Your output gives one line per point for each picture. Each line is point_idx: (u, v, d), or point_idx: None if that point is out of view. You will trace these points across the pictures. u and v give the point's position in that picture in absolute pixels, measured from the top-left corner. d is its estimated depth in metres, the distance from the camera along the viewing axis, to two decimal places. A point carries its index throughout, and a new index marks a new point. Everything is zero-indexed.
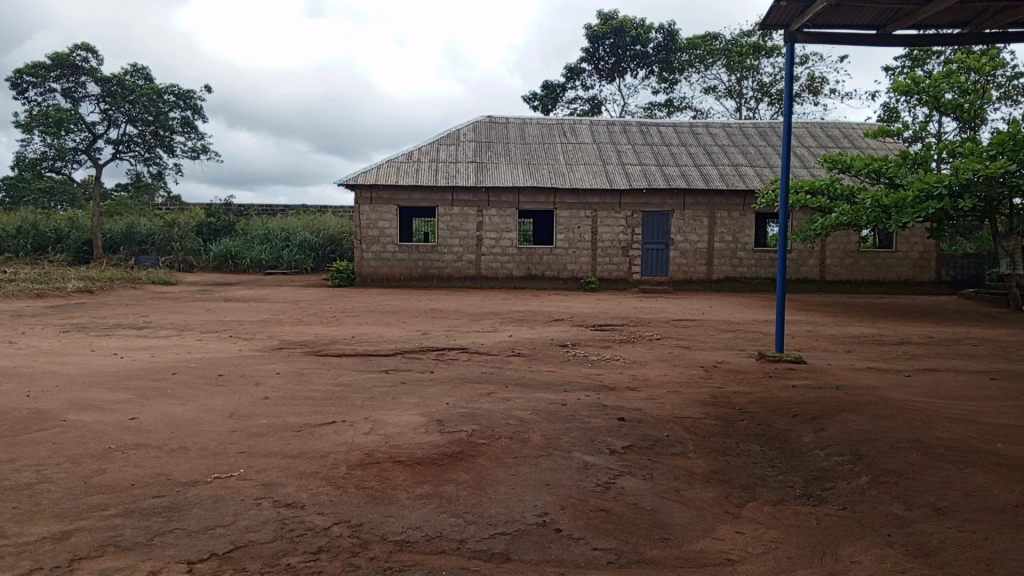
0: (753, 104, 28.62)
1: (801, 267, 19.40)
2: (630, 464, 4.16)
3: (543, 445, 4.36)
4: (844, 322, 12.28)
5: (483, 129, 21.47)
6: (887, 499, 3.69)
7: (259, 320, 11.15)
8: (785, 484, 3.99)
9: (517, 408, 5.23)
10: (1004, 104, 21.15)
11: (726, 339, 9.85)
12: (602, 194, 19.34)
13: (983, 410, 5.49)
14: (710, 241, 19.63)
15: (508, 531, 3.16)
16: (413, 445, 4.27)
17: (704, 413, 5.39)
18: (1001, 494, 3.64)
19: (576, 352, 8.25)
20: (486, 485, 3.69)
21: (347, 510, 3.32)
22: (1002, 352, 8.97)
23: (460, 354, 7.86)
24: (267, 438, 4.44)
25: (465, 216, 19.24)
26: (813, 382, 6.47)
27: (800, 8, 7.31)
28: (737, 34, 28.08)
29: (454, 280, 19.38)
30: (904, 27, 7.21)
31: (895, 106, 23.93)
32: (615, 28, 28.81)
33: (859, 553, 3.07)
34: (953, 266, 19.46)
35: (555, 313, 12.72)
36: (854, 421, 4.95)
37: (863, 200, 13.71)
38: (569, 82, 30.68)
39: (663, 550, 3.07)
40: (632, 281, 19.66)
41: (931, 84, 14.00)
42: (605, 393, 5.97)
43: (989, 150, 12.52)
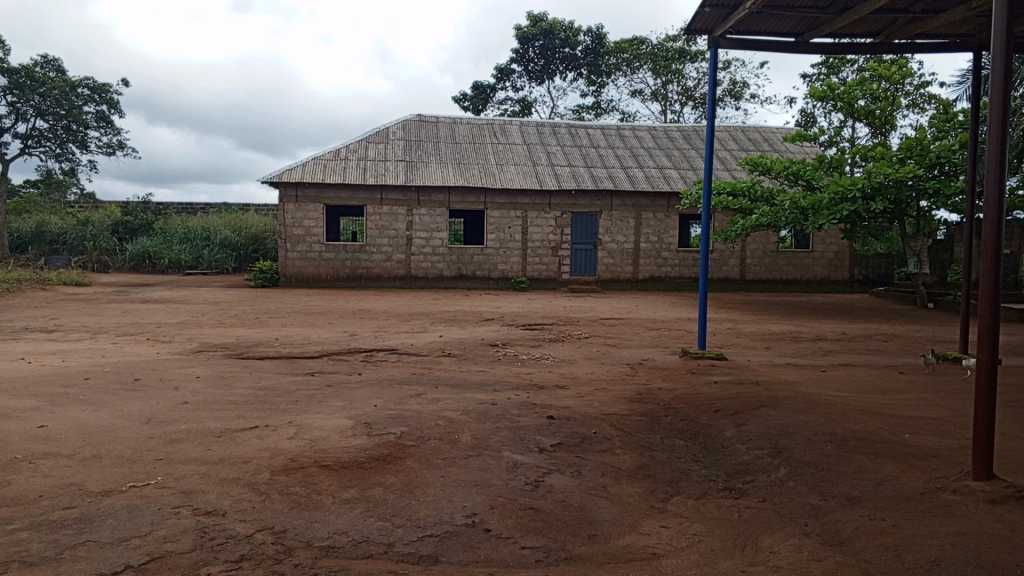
0: (678, 108, 29.26)
1: (722, 266, 19.97)
2: (559, 461, 4.19)
3: (472, 445, 4.36)
4: (764, 319, 12.69)
5: (412, 128, 21.30)
6: (803, 490, 3.83)
7: (179, 322, 10.80)
8: (707, 477, 4.11)
9: (446, 408, 5.22)
10: (912, 111, 22.23)
11: (651, 336, 10.05)
12: (532, 194, 19.46)
13: (892, 402, 5.77)
14: (637, 242, 19.99)
15: (437, 533, 3.14)
16: (339, 448, 4.20)
17: (630, 409, 5.49)
18: (910, 483, 3.81)
19: (506, 351, 8.28)
20: (414, 487, 3.67)
21: (270, 516, 3.25)
22: (910, 348, 9.43)
23: (388, 355, 7.79)
24: (186, 444, 4.29)
25: (394, 215, 19.04)
26: (734, 378, 6.67)
27: (723, 15, 7.49)
28: (663, 38, 28.65)
29: (384, 280, 19.18)
30: (822, 35, 7.50)
31: (812, 111, 24.85)
32: (544, 30, 29.03)
33: (778, 543, 3.17)
34: (865, 266, 20.34)
35: (484, 312, 12.72)
36: (773, 416, 5.12)
37: (782, 202, 14.19)
38: (499, 82, 30.72)
39: (590, 546, 3.11)
40: (561, 281, 19.89)
41: (845, 91, 14.63)
42: (534, 392, 6.00)
43: (899, 155, 13.15)
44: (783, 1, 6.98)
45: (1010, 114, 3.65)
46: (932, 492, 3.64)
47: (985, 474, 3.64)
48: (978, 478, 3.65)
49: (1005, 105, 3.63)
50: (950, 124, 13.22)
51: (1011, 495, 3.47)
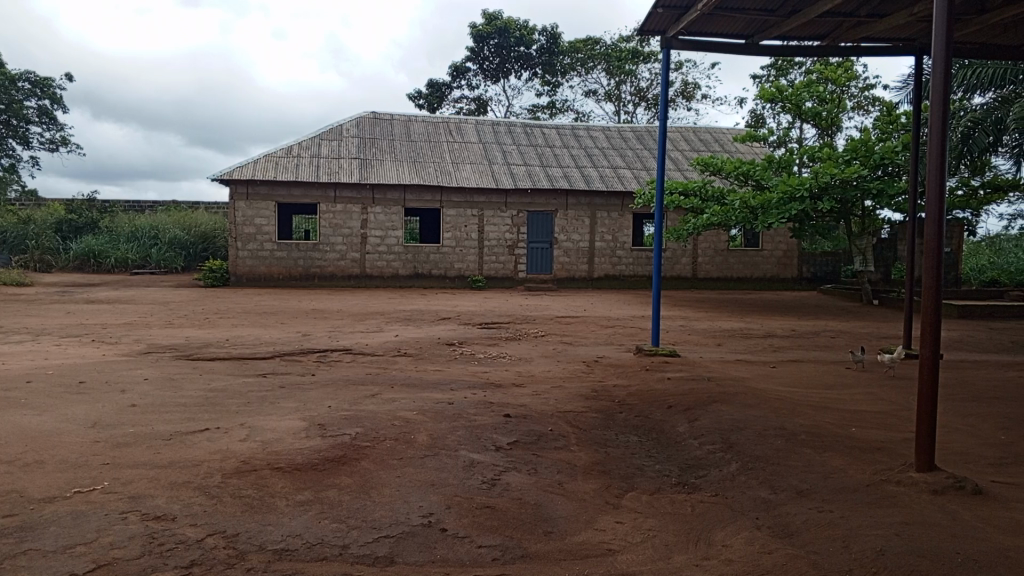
0: (631, 109, 29.56)
1: (675, 264, 20.24)
2: (515, 459, 4.20)
3: (428, 445, 4.35)
4: (716, 317, 12.89)
5: (366, 125, 21.08)
6: (754, 484, 3.91)
7: (125, 323, 10.52)
8: (661, 473, 4.16)
9: (402, 408, 5.19)
10: (857, 113, 22.82)
11: (606, 334, 10.14)
12: (488, 193, 19.44)
13: (839, 397, 5.92)
14: (592, 240, 20.14)
15: (393, 534, 3.13)
16: (293, 450, 4.15)
17: (586, 406, 5.53)
18: (856, 475, 3.92)
19: (462, 350, 8.26)
20: (370, 487, 3.64)
21: (222, 520, 3.19)
22: (856, 343, 9.70)
23: (343, 355, 7.71)
24: (134, 448, 4.19)
25: (348, 213, 18.85)
26: (687, 374, 6.77)
27: (675, 16, 7.58)
28: (617, 39, 28.91)
29: (338, 280, 18.98)
30: (770, 38, 7.66)
31: (761, 112, 25.33)
32: (499, 29, 29.04)
33: (730, 537, 3.23)
34: (813, 264, 20.82)
35: (440, 311, 12.67)
36: (725, 411, 5.21)
37: (732, 201, 14.43)
38: (454, 80, 30.63)
39: (547, 544, 3.12)
40: (517, 280, 19.93)
41: (793, 93, 14.95)
42: (491, 391, 6.01)
43: (845, 155, 13.49)
44: (734, 3, 7.10)
45: (949, 117, 3.77)
46: (877, 484, 3.75)
47: (927, 465, 3.76)
48: (921, 470, 3.76)
49: (944, 108, 3.74)
50: (893, 126, 13.61)
51: (952, 485, 3.59)
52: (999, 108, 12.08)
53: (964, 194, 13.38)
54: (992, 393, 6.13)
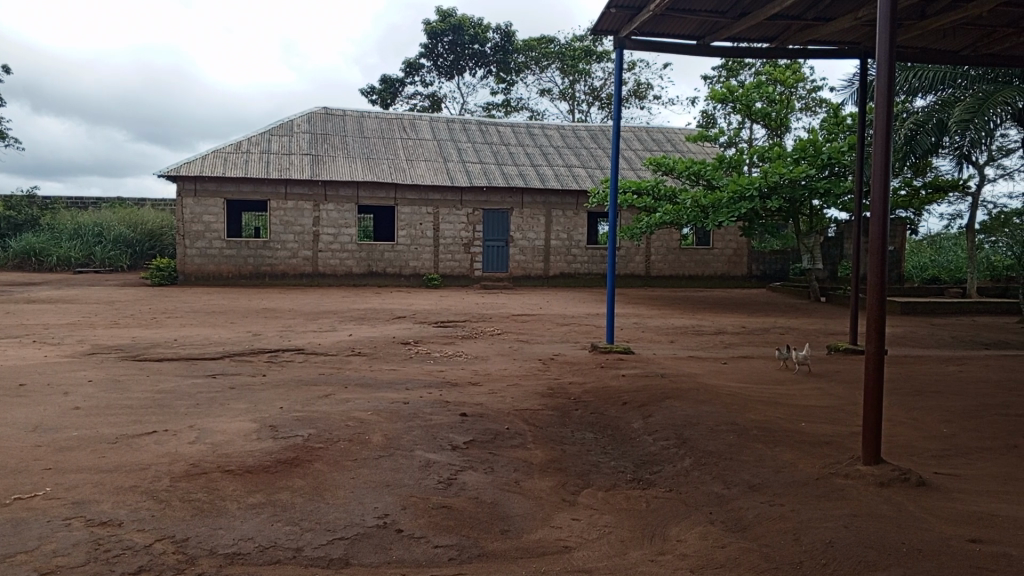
0: (585, 108, 29.74)
1: (629, 263, 20.43)
2: (471, 458, 4.19)
3: (383, 445, 4.30)
4: (668, 314, 13.06)
5: (318, 121, 20.78)
6: (707, 479, 3.96)
7: (68, 323, 10.18)
8: (617, 469, 4.19)
9: (356, 409, 5.13)
10: (805, 114, 23.32)
11: (561, 332, 10.18)
12: (444, 190, 19.36)
13: (788, 392, 6.05)
14: (547, 239, 20.24)
15: (347, 536, 3.09)
16: (244, 452, 4.07)
17: (542, 404, 5.53)
18: (805, 469, 4.00)
19: (417, 349, 8.22)
20: (323, 489, 3.59)
21: (171, 525, 3.11)
22: (804, 339, 9.92)
23: (295, 355, 7.59)
24: (77, 452, 4.06)
25: (300, 210, 18.58)
26: (641, 371, 6.84)
27: (628, 16, 7.64)
28: (571, 38, 29.06)
29: (290, 278, 18.69)
30: (721, 39, 7.78)
31: (712, 113, 25.71)
32: (453, 26, 28.91)
33: (684, 532, 3.27)
34: (763, 262, 21.24)
35: (395, 310, 12.56)
36: (678, 407, 5.28)
37: (684, 200, 14.63)
38: (407, 77, 30.40)
39: (503, 542, 3.12)
40: (473, 278, 19.91)
41: (743, 93, 15.20)
42: (446, 390, 5.98)
43: (794, 155, 13.78)
44: (685, 5, 7.19)
45: (893, 119, 3.86)
46: (826, 477, 3.83)
47: (874, 458, 3.85)
48: (868, 463, 3.85)
49: (889, 109, 3.83)
50: (839, 127, 13.94)
51: (897, 477, 3.69)
52: (940, 110, 12.46)
53: (906, 194, 13.79)
54: (934, 387, 6.31)
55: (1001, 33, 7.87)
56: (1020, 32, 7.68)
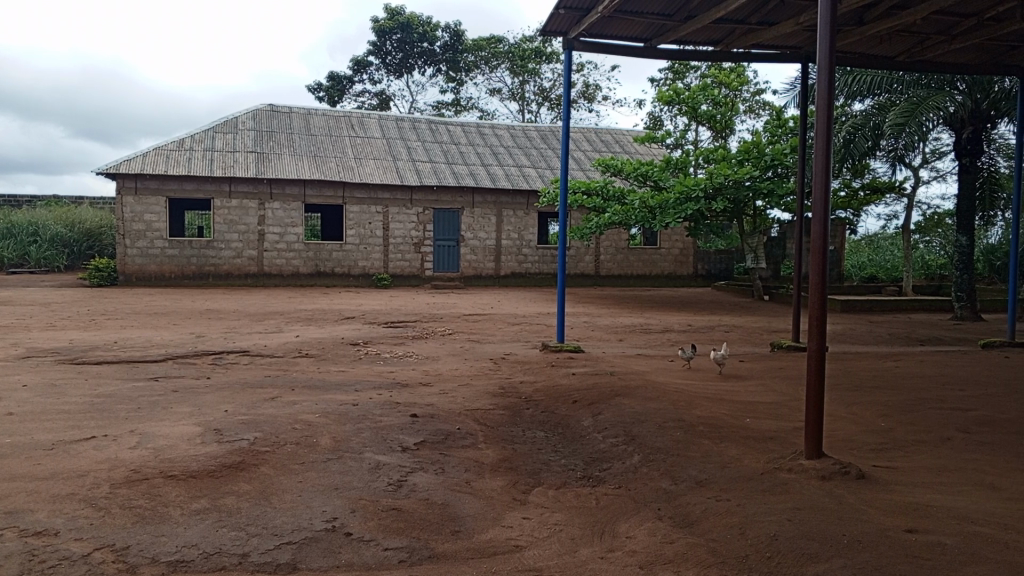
0: (535, 108, 29.85)
1: (579, 263, 20.56)
2: (422, 459, 4.16)
3: (332, 448, 4.24)
4: (617, 313, 13.20)
5: (264, 118, 20.40)
6: (655, 475, 4.02)
7: (0, 326, 9.79)
8: (566, 467, 4.22)
9: (304, 411, 5.05)
10: (749, 116, 23.81)
11: (513, 331, 10.20)
12: (393, 189, 19.22)
13: (734, 389, 6.18)
14: (498, 239, 20.31)
15: (295, 540, 3.04)
16: (187, 457, 3.97)
17: (493, 404, 5.54)
18: (751, 464, 4.08)
19: (366, 350, 8.13)
20: (270, 494, 3.52)
21: (111, 533, 3.02)
22: (748, 337, 10.14)
23: (241, 358, 7.45)
24: (10, 460, 3.91)
25: (244, 209, 18.23)
26: (591, 369, 6.90)
27: (577, 17, 7.69)
28: (520, 38, 29.13)
29: (234, 278, 18.31)
30: (668, 42, 7.89)
31: (659, 114, 26.07)
32: (402, 24, 28.72)
33: (634, 528, 3.30)
34: (708, 261, 21.65)
35: (344, 310, 12.41)
36: (627, 404, 5.33)
37: (632, 201, 14.81)
38: (355, 74, 30.09)
39: (454, 543, 3.11)
40: (423, 278, 19.81)
41: (689, 96, 15.43)
42: (397, 391, 5.94)
43: (738, 157, 14.06)
44: (633, 7, 7.26)
45: (832, 123, 3.96)
46: (770, 472, 3.91)
47: (816, 452, 3.95)
48: (810, 457, 3.95)
49: (829, 113, 3.93)
50: (781, 130, 14.25)
51: (838, 470, 3.79)
52: (877, 114, 12.85)
53: (846, 194, 14.20)
54: (872, 382, 6.52)
55: (934, 41, 8.14)
56: (951, 40, 7.96)
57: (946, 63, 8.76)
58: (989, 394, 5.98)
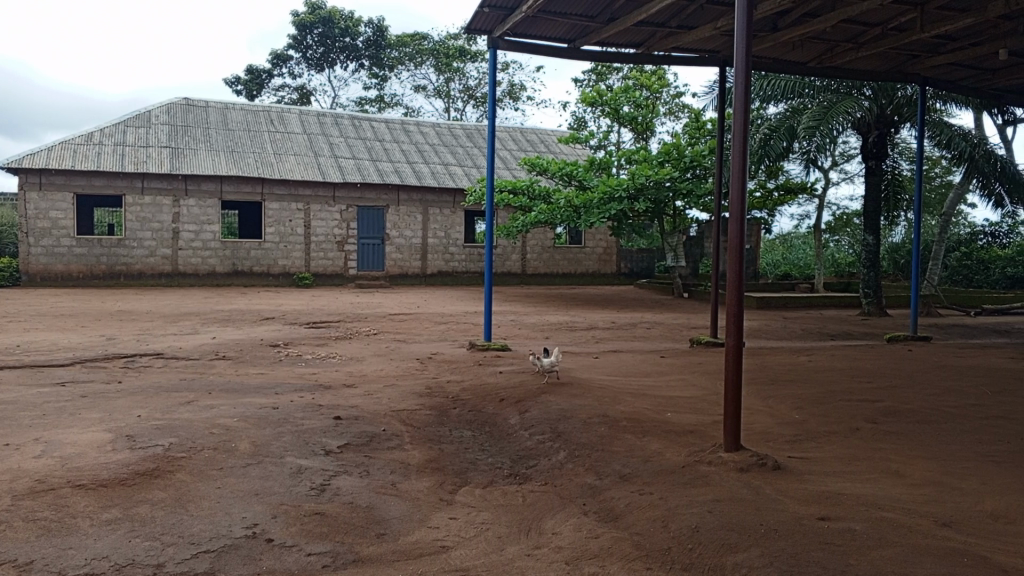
0: (460, 106, 29.80)
1: (505, 261, 20.59)
2: (346, 462, 4.09)
3: (251, 453, 4.13)
4: (542, 311, 13.31)
5: (178, 111, 19.65)
6: (581, 470, 4.07)
7: None
8: (493, 465, 4.23)
9: (222, 416, 4.90)
10: (670, 118, 24.35)
11: (439, 330, 10.14)
12: (315, 186, 18.86)
13: (656, 384, 6.32)
14: (424, 237, 20.24)
15: (213, 548, 2.94)
16: (97, 465, 3.78)
17: (419, 404, 5.50)
18: (672, 457, 4.17)
19: (288, 351, 7.94)
20: (186, 501, 3.40)
21: (13, 548, 2.86)
22: (669, 333, 10.39)
23: (155, 361, 7.16)
24: None
25: (158, 206, 17.57)
26: (517, 367, 6.93)
27: (500, 17, 7.69)
28: (444, 36, 28.99)
29: (147, 278, 17.62)
30: (591, 43, 7.99)
31: (583, 114, 26.42)
32: (322, 18, 28.19)
33: (560, 524, 3.33)
34: (631, 260, 22.08)
35: (264, 311, 12.09)
36: (552, 402, 5.37)
37: (557, 200, 14.95)
38: (275, 68, 29.36)
39: (379, 546, 3.06)
40: (348, 277, 19.54)
41: (612, 97, 15.64)
42: (320, 393, 5.82)
43: (658, 158, 14.35)
44: (556, 7, 7.32)
45: (749, 125, 4.06)
46: (691, 465, 4.00)
47: (734, 445, 4.06)
48: (728, 449, 4.06)
49: (746, 116, 4.02)
50: (700, 132, 14.57)
51: (755, 462, 3.92)
52: (791, 117, 13.34)
53: (761, 195, 14.74)
54: (784, 376, 6.78)
55: (842, 48, 8.51)
56: (858, 47, 8.36)
57: (852, 70, 9.17)
58: (894, 386, 6.30)
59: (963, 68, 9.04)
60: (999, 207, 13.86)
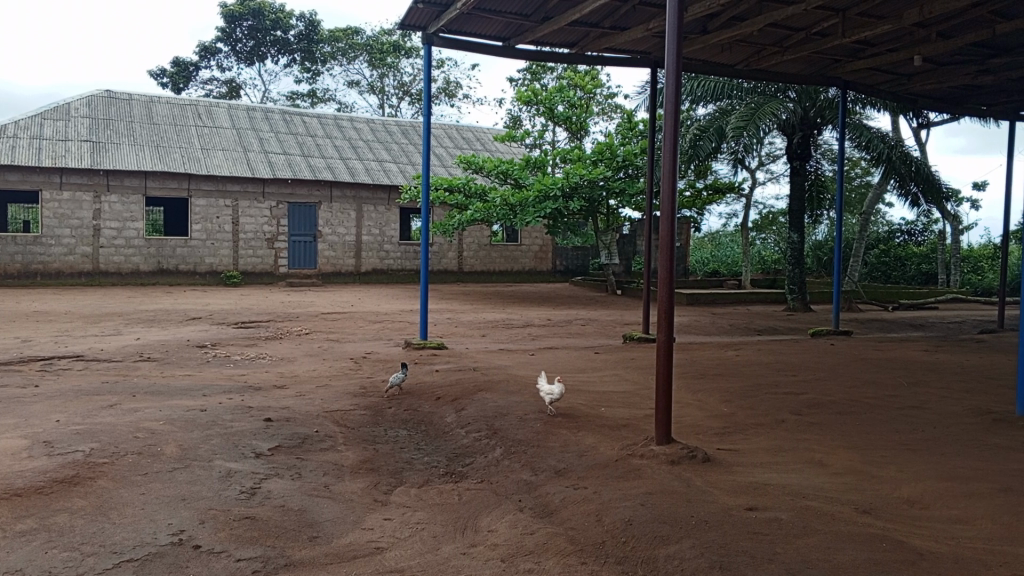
0: (395, 102, 29.55)
1: (442, 259, 20.49)
2: (277, 465, 4.01)
3: (178, 457, 4.00)
4: (479, 308, 13.31)
5: (99, 103, 18.85)
6: (517, 467, 4.09)
7: None
8: (429, 464, 4.21)
9: (146, 419, 4.73)
10: (603, 117, 24.63)
11: (374, 329, 10.05)
12: (244, 182, 18.40)
13: (590, 379, 6.40)
14: (358, 235, 20.01)
15: (137, 557, 2.84)
16: (11, 474, 3.61)
17: (353, 404, 5.42)
18: (606, 451, 4.22)
19: (216, 352, 7.72)
20: (107, 509, 3.27)
21: None
22: (603, 329, 10.54)
23: (74, 363, 6.86)
24: None
25: (78, 202, 16.89)
26: (454, 365, 6.91)
27: (434, 13, 7.63)
28: (377, 31, 28.68)
29: (66, 277, 16.92)
30: (525, 42, 8.01)
31: (519, 113, 26.52)
32: (252, 10, 27.50)
33: (496, 522, 3.33)
34: (566, 257, 22.30)
35: (192, 310, 11.73)
36: (489, 399, 5.37)
37: (493, 199, 14.93)
38: (202, 60, 28.51)
39: (312, 549, 3.01)
40: (278, 275, 19.14)
41: (547, 96, 15.72)
42: (249, 394, 5.68)
43: (592, 157, 14.49)
44: (491, 6, 7.31)
45: (679, 125, 4.13)
46: (625, 458, 4.05)
47: (666, 438, 4.14)
48: (660, 442, 4.13)
49: (677, 117, 4.09)
50: (632, 132, 14.77)
51: (686, 454, 4.00)
52: (720, 119, 13.65)
53: (691, 194, 15.05)
54: (714, 370, 6.94)
55: (768, 51, 8.75)
56: (783, 51, 8.62)
57: (777, 72, 9.45)
58: (818, 378, 6.53)
59: (881, 72, 9.42)
60: (916, 206, 14.47)
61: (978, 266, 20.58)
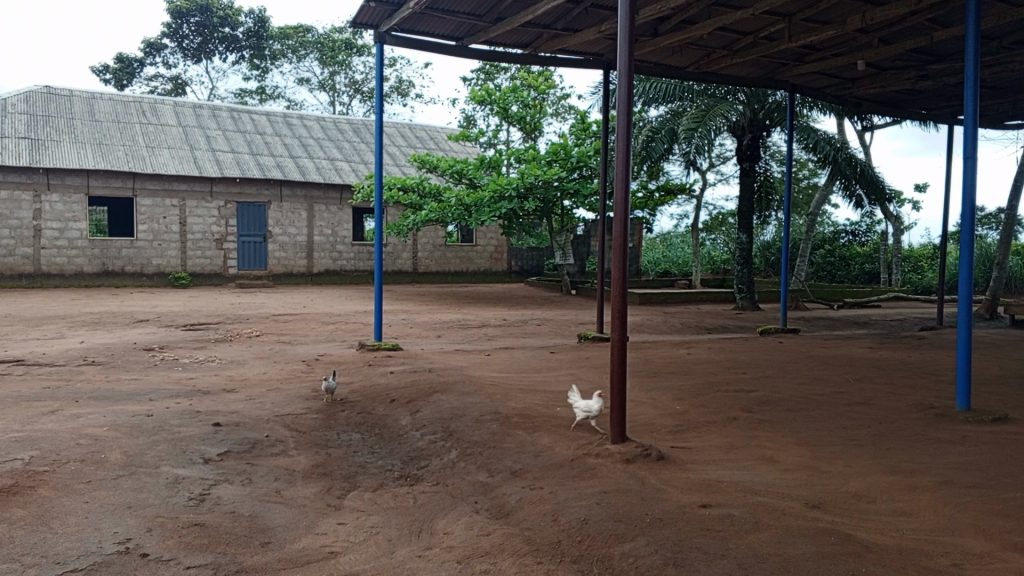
0: (346, 100, 29.28)
1: (396, 259, 20.36)
2: (227, 470, 3.93)
3: (123, 464, 3.89)
4: (433, 309, 13.27)
5: (38, 99, 18.23)
6: (472, 468, 4.08)
7: None
8: (384, 467, 4.18)
9: (90, 425, 4.59)
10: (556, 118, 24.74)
11: (327, 331, 9.94)
12: (191, 181, 18.01)
13: (545, 379, 6.42)
14: (309, 235, 19.75)
15: (81, 567, 2.75)
16: None
17: (305, 407, 5.34)
18: (561, 451, 4.24)
19: (163, 356, 7.53)
20: (49, 518, 3.16)
21: None
22: (558, 329, 10.60)
23: (13, 368, 6.62)
24: None
25: (16, 201, 16.33)
26: (408, 367, 6.86)
27: (387, 12, 7.56)
28: (329, 28, 28.38)
29: (4, 279, 16.34)
30: (478, 41, 7.99)
31: (472, 112, 26.52)
32: (200, 7, 26.88)
33: (452, 524, 3.32)
34: (520, 258, 22.35)
35: (138, 313, 11.44)
36: (444, 400, 5.35)
37: (447, 199, 14.87)
38: (147, 56, 27.77)
39: (264, 555, 2.96)
40: (227, 276, 18.80)
41: (500, 96, 15.74)
42: (198, 398, 5.56)
43: (546, 158, 14.54)
44: (444, 5, 7.28)
45: (632, 127, 4.17)
46: (580, 458, 4.08)
47: (620, 437, 4.18)
48: (615, 441, 4.17)
49: (629, 118, 4.12)
50: (585, 133, 14.87)
51: (640, 453, 4.04)
52: (671, 121, 13.83)
53: (643, 195, 15.21)
54: (667, 368, 7.03)
55: (718, 54, 8.89)
56: (733, 54, 8.77)
57: (727, 75, 9.60)
58: (767, 376, 6.65)
59: (827, 76, 9.65)
60: (859, 207, 14.87)
61: (918, 265, 21.23)
